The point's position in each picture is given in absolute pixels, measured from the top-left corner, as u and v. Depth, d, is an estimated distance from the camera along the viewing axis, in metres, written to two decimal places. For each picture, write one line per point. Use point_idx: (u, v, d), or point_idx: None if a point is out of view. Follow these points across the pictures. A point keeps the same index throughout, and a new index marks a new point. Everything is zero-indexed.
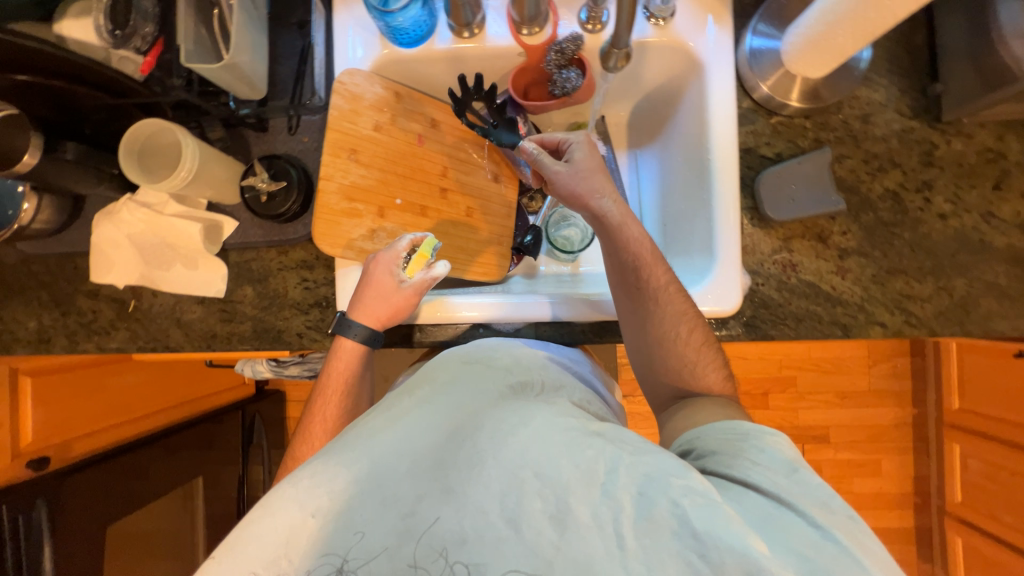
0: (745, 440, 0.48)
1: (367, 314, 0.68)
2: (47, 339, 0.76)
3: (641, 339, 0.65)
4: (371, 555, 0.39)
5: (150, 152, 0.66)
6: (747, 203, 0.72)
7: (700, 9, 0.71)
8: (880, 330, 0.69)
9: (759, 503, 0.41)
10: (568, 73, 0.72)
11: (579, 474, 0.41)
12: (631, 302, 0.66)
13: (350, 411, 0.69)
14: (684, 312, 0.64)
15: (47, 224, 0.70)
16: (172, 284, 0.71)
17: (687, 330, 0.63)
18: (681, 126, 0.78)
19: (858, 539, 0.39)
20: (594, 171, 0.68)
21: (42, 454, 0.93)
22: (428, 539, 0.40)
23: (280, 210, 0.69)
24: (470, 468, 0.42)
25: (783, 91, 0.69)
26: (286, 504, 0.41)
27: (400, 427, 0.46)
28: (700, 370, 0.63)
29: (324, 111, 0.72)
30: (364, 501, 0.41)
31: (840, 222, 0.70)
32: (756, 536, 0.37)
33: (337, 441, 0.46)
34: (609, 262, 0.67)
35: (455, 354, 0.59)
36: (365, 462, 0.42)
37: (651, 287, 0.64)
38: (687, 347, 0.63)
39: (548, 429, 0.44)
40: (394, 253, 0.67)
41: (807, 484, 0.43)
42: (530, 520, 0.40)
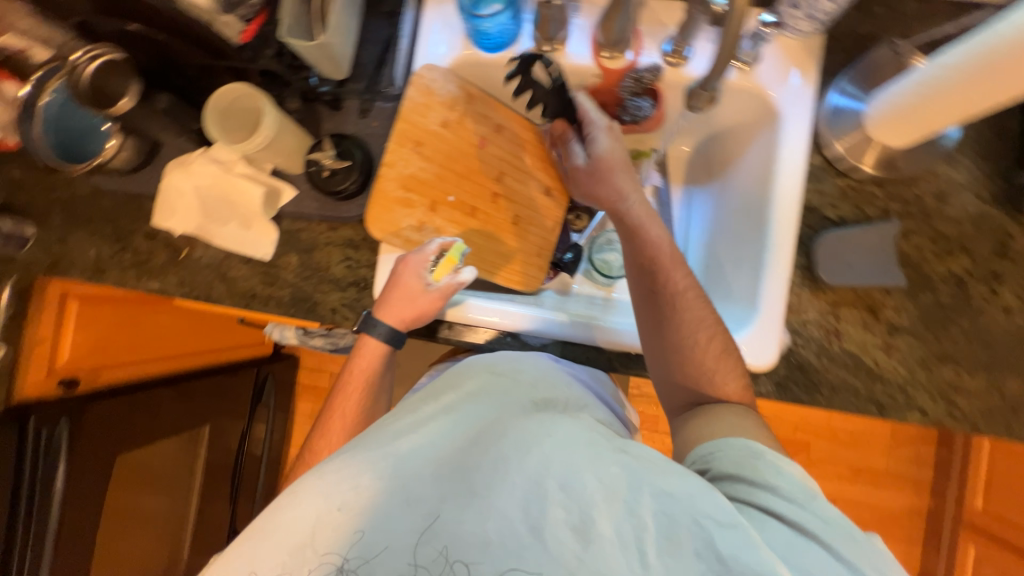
0: (761, 460, 0.47)
1: (392, 314, 0.69)
2: (102, 270, 0.80)
3: (654, 344, 0.64)
4: (369, 555, 0.41)
5: (231, 114, 0.68)
6: (800, 261, 0.70)
7: (787, 59, 0.70)
8: (919, 417, 0.66)
9: (781, 531, 0.41)
10: (641, 102, 0.74)
11: (602, 488, 0.41)
12: (647, 303, 0.65)
13: (366, 408, 0.74)
14: (704, 319, 0.63)
15: (126, 163, 0.74)
16: (225, 239, 0.74)
17: (705, 337, 0.62)
18: (743, 170, 0.77)
19: (880, 568, 0.40)
20: (616, 168, 0.68)
21: (73, 376, 0.98)
22: (432, 543, 0.41)
23: (339, 187, 0.72)
24: (494, 472, 0.43)
25: (858, 154, 0.68)
26: (313, 495, 0.43)
27: (425, 430, 0.48)
28: (719, 379, 0.61)
29: (398, 100, 0.74)
30: (382, 497, 0.43)
31: (895, 297, 0.68)
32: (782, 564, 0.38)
33: (361, 438, 0.49)
34: (630, 261, 0.67)
35: (477, 363, 0.59)
36: (391, 460, 0.45)
37: (667, 289, 0.64)
38: (705, 353, 0.62)
39: (571, 442, 0.45)
40: (429, 252, 0.68)
41: (828, 513, 0.42)
42: (553, 530, 0.41)
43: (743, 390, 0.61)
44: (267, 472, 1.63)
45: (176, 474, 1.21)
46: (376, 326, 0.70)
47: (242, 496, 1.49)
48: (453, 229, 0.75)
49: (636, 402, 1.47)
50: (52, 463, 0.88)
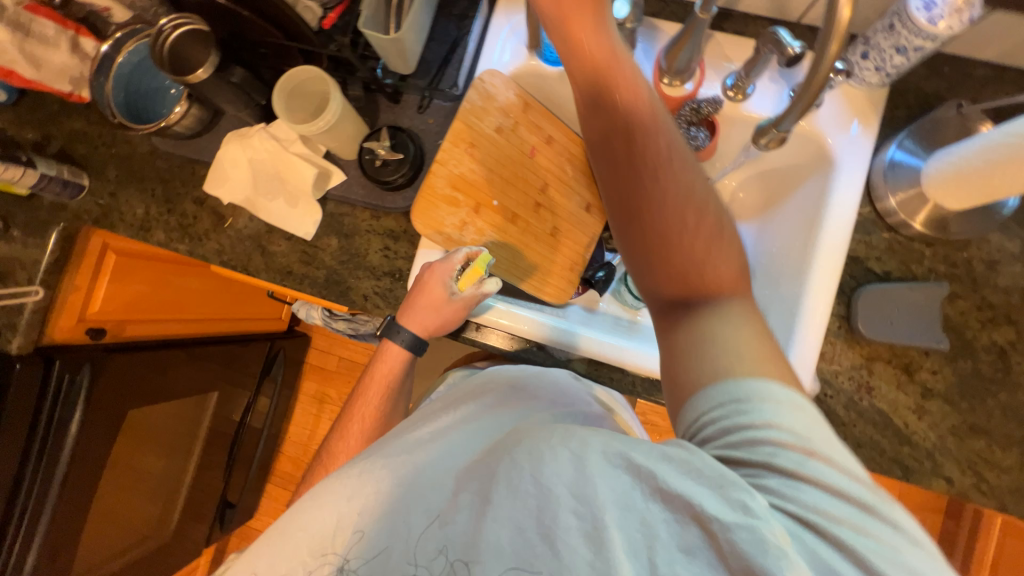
0: (749, 414, 0.41)
1: (416, 322, 0.71)
2: (147, 229, 0.82)
3: (635, 232, 0.55)
4: (363, 556, 0.49)
5: (297, 95, 0.70)
6: (839, 311, 0.69)
7: (849, 107, 0.69)
8: (944, 485, 0.65)
9: (788, 518, 0.37)
10: (696, 132, 0.72)
11: (615, 496, 0.40)
12: (625, 182, 0.55)
13: (383, 413, 0.78)
14: (691, 193, 0.53)
15: (186, 129, 0.76)
16: (271, 214, 0.76)
17: (693, 216, 0.53)
18: (789, 210, 0.77)
19: (894, 534, 0.36)
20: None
21: (100, 326, 0.99)
22: (430, 543, 0.47)
23: (388, 178, 0.73)
24: (508, 481, 0.44)
25: (911, 210, 0.67)
26: (337, 498, 0.53)
27: (434, 451, 0.57)
28: (710, 267, 0.52)
29: (457, 101, 0.76)
30: (393, 497, 0.52)
31: (932, 360, 0.66)
32: (794, 564, 0.35)
33: (385, 446, 0.60)
34: (604, 140, 0.57)
35: (499, 374, 0.78)
36: (408, 465, 0.55)
37: (652, 167, 0.54)
38: (694, 235, 0.52)
39: (582, 446, 0.43)
40: (455, 260, 0.69)
41: (833, 476, 0.38)
42: (565, 538, 0.41)
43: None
44: (264, 447, 1.64)
45: (179, 436, 1.22)
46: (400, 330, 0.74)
47: (237, 467, 1.49)
48: (493, 233, 0.76)
49: None
50: (70, 410, 0.88)
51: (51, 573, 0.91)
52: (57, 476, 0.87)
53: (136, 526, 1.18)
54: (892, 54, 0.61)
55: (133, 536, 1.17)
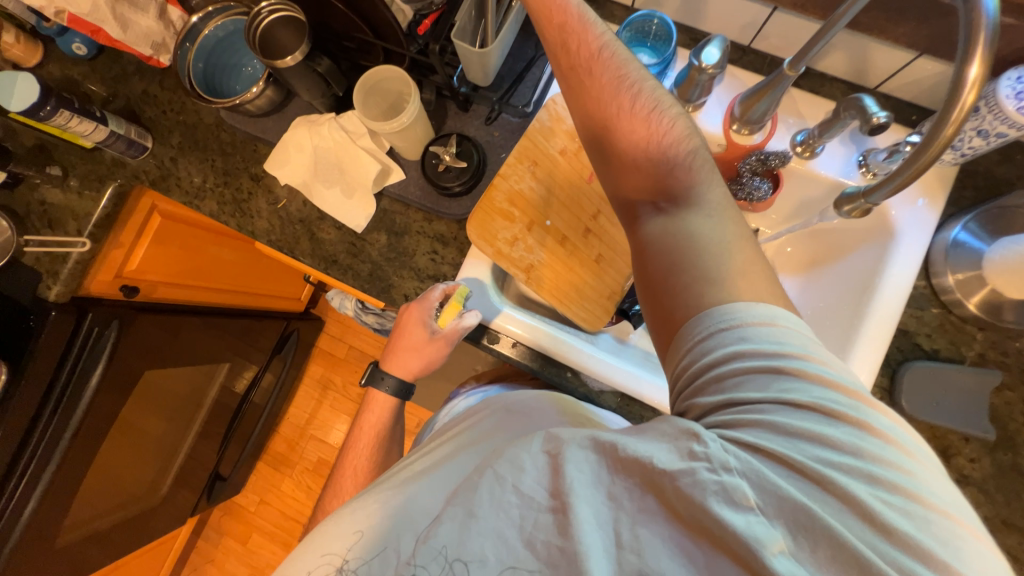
0: (719, 354, 0.41)
1: (404, 365, 0.77)
2: (201, 198, 0.83)
3: (590, 135, 0.56)
4: (363, 555, 0.48)
5: (375, 91, 0.71)
6: (882, 382, 0.68)
7: (918, 184, 0.69)
8: None
9: (744, 445, 0.38)
10: (760, 183, 0.72)
11: (586, 481, 0.41)
12: (571, 94, 0.56)
13: (379, 461, 0.78)
14: (627, 79, 0.53)
15: (258, 108, 0.77)
16: (326, 202, 0.77)
17: (630, 100, 0.53)
18: (840, 275, 0.76)
19: (861, 440, 0.37)
20: None
21: (134, 284, 1.00)
22: (424, 551, 0.44)
23: (447, 185, 0.73)
24: (487, 486, 0.44)
25: (968, 292, 0.66)
26: (334, 535, 0.51)
27: (426, 478, 0.54)
28: (669, 148, 0.52)
29: (525, 118, 0.77)
30: (384, 523, 0.49)
31: (972, 446, 0.65)
32: (743, 491, 0.36)
33: (381, 478, 0.59)
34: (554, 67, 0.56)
35: (496, 400, 0.72)
36: (397, 498, 0.52)
37: (587, 63, 0.54)
38: (634, 118, 0.53)
39: (556, 441, 0.44)
40: (430, 298, 0.72)
41: (798, 391, 0.39)
42: (542, 538, 0.41)
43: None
44: (263, 425, 1.64)
45: (187, 400, 1.22)
46: (394, 367, 0.77)
47: (233, 441, 1.49)
48: (542, 252, 0.76)
49: None
50: (93, 362, 0.88)
51: (47, 522, 0.91)
52: (70, 427, 0.87)
53: (131, 488, 1.17)
54: (971, 136, 0.61)
55: (128, 494, 1.18)
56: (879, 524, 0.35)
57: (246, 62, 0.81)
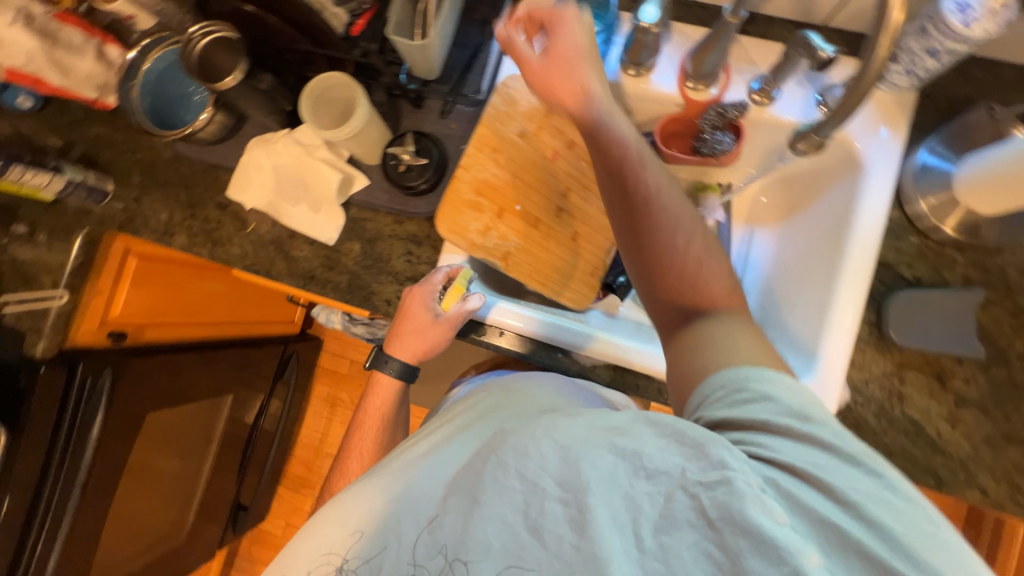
0: (755, 402, 0.49)
1: (408, 348, 0.76)
2: (171, 233, 0.82)
3: (638, 252, 0.61)
4: (362, 556, 0.50)
5: (322, 100, 0.70)
6: (869, 317, 0.68)
7: (879, 113, 0.69)
8: (978, 496, 0.63)
9: (774, 469, 0.44)
10: (722, 137, 0.72)
11: (597, 476, 0.44)
12: (620, 206, 0.61)
13: (383, 443, 0.81)
14: (686, 222, 0.60)
15: (211, 135, 0.76)
16: (295, 219, 0.76)
17: (678, 233, 0.60)
18: (815, 217, 0.76)
19: (870, 479, 0.43)
20: (574, 63, 0.62)
21: (122, 329, 1.00)
22: (427, 544, 0.48)
23: (411, 183, 0.73)
24: (494, 476, 0.47)
25: (941, 215, 0.66)
26: (332, 523, 0.53)
27: (424, 462, 0.55)
28: (705, 281, 0.60)
29: (480, 106, 0.76)
30: (383, 512, 0.51)
31: (966, 368, 0.65)
32: (775, 507, 0.40)
33: (380, 464, 0.58)
34: (600, 167, 0.62)
35: (499, 382, 0.72)
36: (397, 486, 0.53)
37: (650, 196, 0.60)
38: (687, 257, 0.60)
39: (567, 437, 0.47)
40: (435, 281, 0.71)
41: (817, 433, 0.46)
42: (550, 529, 0.44)
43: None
44: (276, 451, 1.64)
45: (196, 438, 1.21)
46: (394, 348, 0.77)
47: (249, 470, 1.49)
48: (516, 238, 0.75)
49: None
50: (92, 412, 0.88)
51: None
52: (77, 482, 0.87)
53: (152, 530, 1.17)
54: (924, 57, 0.60)
55: (150, 537, 1.18)
56: (887, 544, 0.40)
57: (193, 90, 0.81)
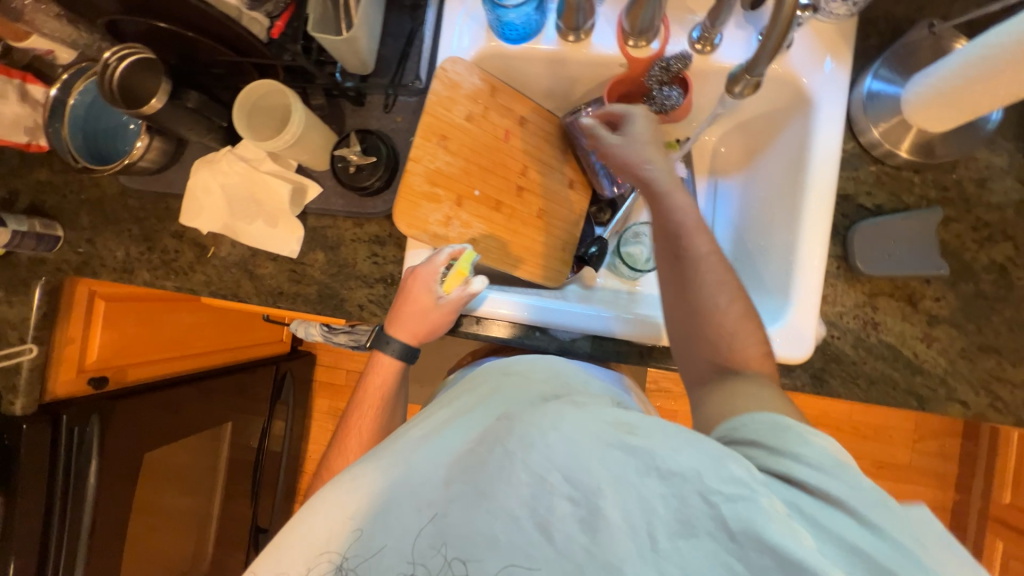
0: (788, 431, 0.45)
1: (403, 330, 0.71)
2: (130, 270, 0.80)
3: (679, 303, 0.62)
4: (362, 553, 0.46)
5: (258, 111, 0.68)
6: (836, 251, 0.68)
7: (822, 44, 0.68)
8: (959, 409, 0.65)
9: (805, 500, 0.40)
10: (669, 91, 0.72)
11: (609, 477, 0.43)
12: (669, 264, 0.63)
13: (384, 423, 0.76)
14: (727, 281, 0.61)
15: (152, 163, 0.74)
16: (253, 237, 0.74)
17: (724, 298, 0.60)
18: (774, 159, 0.76)
19: (921, 538, 0.37)
20: (648, 142, 0.67)
21: (102, 374, 0.98)
22: (429, 542, 0.45)
23: (365, 184, 0.71)
24: (501, 466, 0.46)
25: (895, 140, 0.66)
26: (329, 505, 0.49)
27: (428, 446, 0.52)
28: (740, 342, 0.59)
29: (422, 95, 0.74)
30: (384, 497, 0.48)
31: (935, 287, 0.66)
32: (802, 531, 0.38)
33: (381, 445, 0.55)
34: (654, 227, 0.65)
35: (482, 367, 0.71)
36: (399, 468, 0.50)
37: (692, 255, 0.61)
38: (726, 316, 0.60)
39: (577, 431, 0.46)
40: (437, 260, 0.69)
41: (860, 477, 0.41)
42: (560, 525, 0.43)
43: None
44: (285, 470, 1.64)
45: (202, 469, 1.22)
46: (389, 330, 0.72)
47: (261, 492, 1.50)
48: (479, 224, 0.74)
49: (652, 395, 1.45)
50: (85, 462, 0.88)
51: None
52: (84, 523, 0.89)
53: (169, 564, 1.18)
54: None
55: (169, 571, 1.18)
56: None
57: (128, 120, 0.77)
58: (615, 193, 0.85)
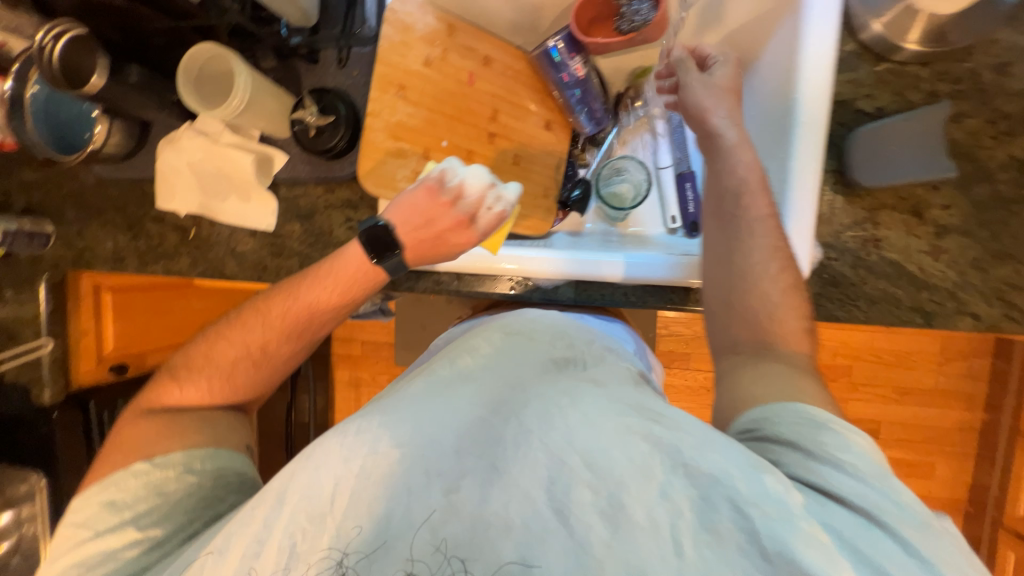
0: (824, 432, 0.43)
1: (414, 240, 0.64)
2: (121, 259, 0.82)
3: (721, 268, 0.59)
4: (372, 536, 0.40)
5: (205, 79, 0.66)
6: (831, 165, 0.63)
7: None
8: (971, 322, 0.61)
9: (844, 518, 0.38)
10: (640, 5, 0.68)
11: (634, 469, 0.40)
12: (727, 232, 0.59)
13: (305, 325, 0.64)
14: (777, 247, 0.57)
15: (118, 148, 0.74)
16: (228, 214, 0.74)
17: (774, 264, 0.56)
18: (765, 70, 0.68)
19: (958, 562, 0.36)
20: (726, 93, 0.63)
21: (121, 362, 1.02)
22: (439, 528, 0.40)
23: (328, 145, 0.69)
24: (515, 444, 0.43)
25: (900, 32, 0.58)
26: (330, 460, 0.43)
27: (445, 401, 0.47)
28: (780, 316, 0.55)
29: (375, 43, 0.70)
30: (393, 461, 0.42)
31: (944, 193, 0.61)
32: (841, 560, 0.36)
33: (384, 401, 0.49)
34: (710, 185, 0.62)
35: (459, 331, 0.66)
36: (410, 430, 0.44)
37: (749, 215, 0.58)
38: (772, 285, 0.56)
39: (596, 412, 0.44)
40: (489, 213, 0.64)
41: (904, 496, 0.39)
42: (579, 513, 0.39)
43: (802, 319, 0.55)
44: None
45: None
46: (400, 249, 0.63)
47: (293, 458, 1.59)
48: None
49: (662, 340, 1.42)
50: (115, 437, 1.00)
51: None
52: None
53: None
54: None
55: None
56: None
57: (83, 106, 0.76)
58: (596, 129, 0.78)
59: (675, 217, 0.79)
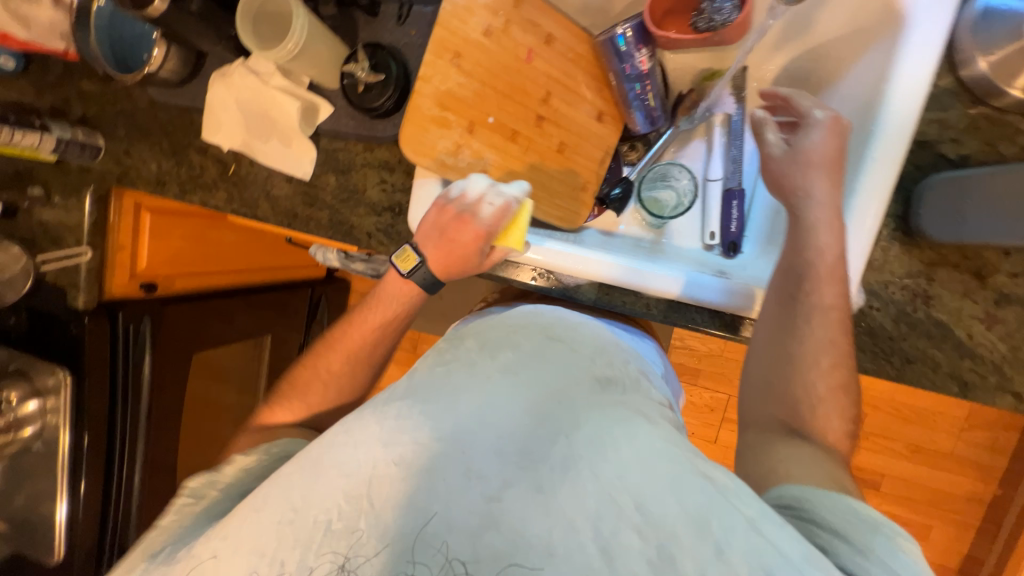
0: (877, 535, 0.40)
1: (434, 252, 0.65)
2: (163, 183, 0.83)
3: (769, 352, 0.56)
4: (406, 533, 0.39)
5: (263, 19, 0.66)
6: (896, 209, 0.59)
7: None
8: (1012, 401, 0.57)
9: None
10: (721, 3, 0.65)
11: (688, 521, 0.39)
12: (783, 312, 0.56)
13: (372, 345, 0.67)
14: (834, 340, 0.54)
15: (173, 74, 0.75)
16: (268, 156, 0.74)
17: (825, 359, 0.53)
18: (846, 92, 0.63)
19: None
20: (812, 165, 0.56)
21: (151, 280, 1.05)
22: (481, 540, 0.39)
23: (374, 104, 0.68)
24: (564, 463, 0.42)
25: (1006, 74, 0.53)
26: (369, 441, 0.43)
27: (487, 398, 0.46)
28: (823, 413, 0.52)
29: (437, 4, 0.69)
30: (433, 454, 0.42)
31: (1014, 260, 0.56)
32: None
33: (427, 388, 0.49)
34: (782, 260, 0.58)
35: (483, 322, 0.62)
36: (455, 427, 0.44)
37: (812, 302, 0.54)
38: (818, 377, 0.53)
39: (650, 451, 0.43)
40: (492, 207, 0.62)
41: None
42: (624, 557, 0.38)
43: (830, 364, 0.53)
44: None
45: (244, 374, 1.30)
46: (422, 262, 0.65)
47: None
48: (491, 155, 0.69)
49: (675, 352, 1.39)
50: (140, 354, 0.98)
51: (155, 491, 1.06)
52: (140, 408, 0.99)
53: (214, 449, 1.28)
54: None
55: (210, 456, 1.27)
56: None
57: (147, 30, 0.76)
58: (650, 128, 0.75)
59: (714, 233, 0.75)
